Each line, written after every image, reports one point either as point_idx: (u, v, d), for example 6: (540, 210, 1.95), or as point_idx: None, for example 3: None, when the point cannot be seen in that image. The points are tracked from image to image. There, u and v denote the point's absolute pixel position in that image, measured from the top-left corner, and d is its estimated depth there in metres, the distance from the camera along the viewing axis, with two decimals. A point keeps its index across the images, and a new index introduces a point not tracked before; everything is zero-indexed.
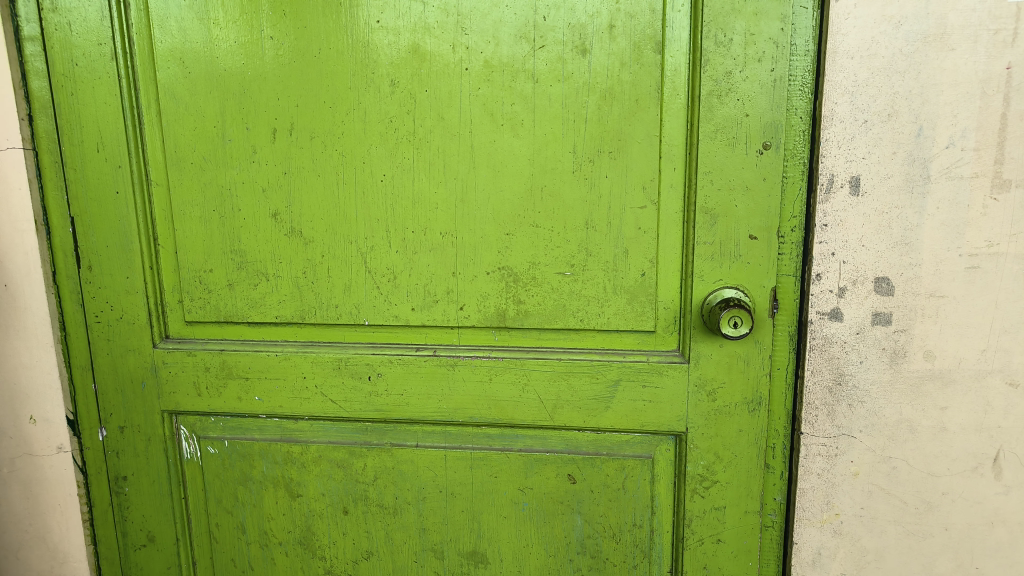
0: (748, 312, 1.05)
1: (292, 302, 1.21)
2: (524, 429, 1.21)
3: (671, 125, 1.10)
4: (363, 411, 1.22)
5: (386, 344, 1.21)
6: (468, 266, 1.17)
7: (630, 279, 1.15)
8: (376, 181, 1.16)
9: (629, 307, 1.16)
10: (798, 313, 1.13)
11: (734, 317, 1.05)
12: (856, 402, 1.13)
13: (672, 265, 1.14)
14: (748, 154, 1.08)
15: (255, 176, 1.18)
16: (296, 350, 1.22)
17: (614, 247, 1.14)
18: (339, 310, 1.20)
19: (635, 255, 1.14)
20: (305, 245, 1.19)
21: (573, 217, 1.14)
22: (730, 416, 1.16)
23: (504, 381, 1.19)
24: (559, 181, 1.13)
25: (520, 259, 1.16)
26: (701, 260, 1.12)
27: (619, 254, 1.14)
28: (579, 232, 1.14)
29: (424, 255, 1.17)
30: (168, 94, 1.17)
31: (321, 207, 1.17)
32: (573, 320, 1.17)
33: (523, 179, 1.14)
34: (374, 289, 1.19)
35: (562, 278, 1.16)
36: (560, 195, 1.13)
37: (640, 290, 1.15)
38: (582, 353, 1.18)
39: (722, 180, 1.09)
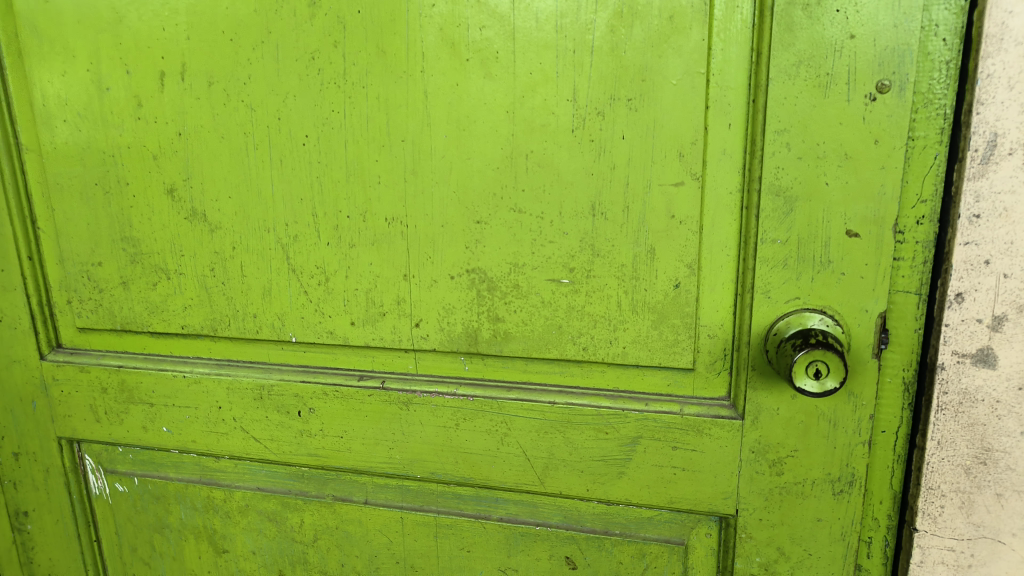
0: (840, 358, 0.67)
1: (200, 309, 0.90)
2: (505, 493, 0.88)
3: (726, 56, 0.69)
4: (295, 457, 0.93)
5: (321, 368, 0.89)
6: (425, 267, 0.82)
7: (657, 292, 0.77)
8: (295, 145, 0.81)
9: (654, 333, 0.79)
10: (920, 350, 0.73)
11: (816, 364, 0.67)
12: (1008, 492, 0.73)
13: (722, 273, 0.75)
14: (851, 101, 0.67)
15: (141, 138, 0.85)
16: (208, 372, 0.92)
17: (633, 245, 0.76)
18: (259, 322, 0.88)
19: (666, 257, 0.76)
20: (211, 232, 0.86)
21: (571, 199, 0.77)
22: (802, 499, 0.79)
23: (478, 429, 0.85)
24: (552, 145, 0.75)
25: (496, 259, 0.80)
26: (767, 268, 0.73)
27: (641, 255, 0.77)
28: (582, 222, 0.77)
29: (365, 250, 0.83)
30: (28, 27, 0.84)
31: (228, 181, 0.83)
32: (572, 349, 0.81)
33: (500, 142, 0.76)
34: (302, 294, 0.86)
35: (558, 288, 0.80)
36: (555, 164, 0.76)
37: (673, 309, 0.77)
38: (586, 395, 0.82)
39: (805, 144, 0.69)
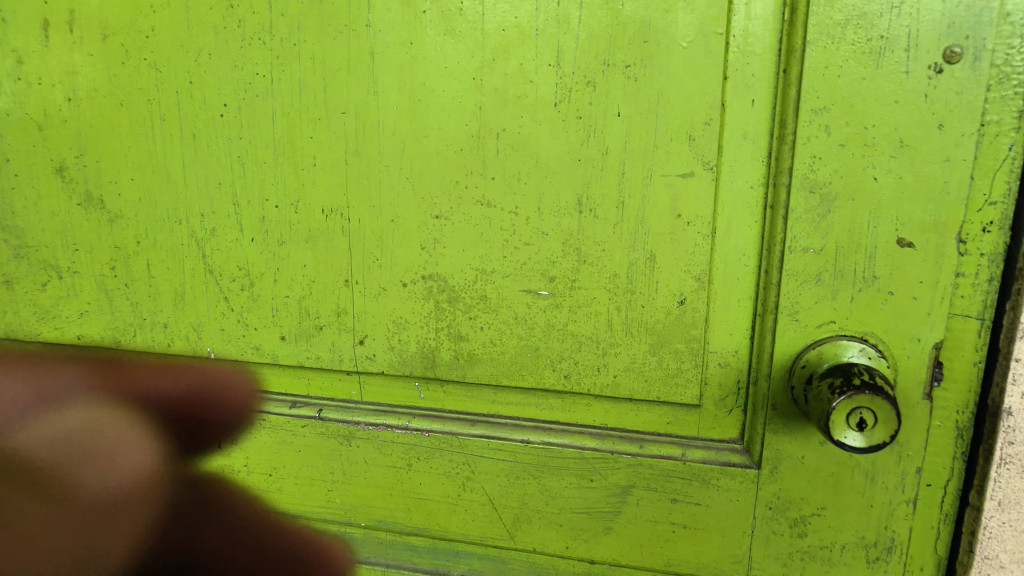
0: (892, 405, 0.52)
1: (99, 317, 0.76)
2: (469, 546, 0.73)
3: (750, 13, 0.55)
4: (217, 497, 0.78)
5: (246, 393, 0.76)
6: (371, 274, 0.69)
7: (657, 310, 0.63)
8: (213, 116, 0.68)
9: (652, 360, 0.64)
10: (979, 390, 0.58)
11: (862, 415, 0.53)
12: None
13: (738, 287, 0.61)
14: (909, 73, 0.52)
15: (28, 103, 0.71)
16: (111, 392, 0.78)
17: (628, 251, 0.62)
18: (170, 333, 0.75)
19: (670, 266, 0.61)
20: (110, 222, 0.73)
21: (553, 192, 0.62)
22: (829, 566, 0.65)
23: (438, 470, 0.71)
24: (529, 122, 0.61)
25: (459, 264, 0.66)
26: (795, 284, 0.58)
27: (639, 263, 0.62)
28: (565, 220, 0.62)
29: (296, 249, 0.70)
30: None
31: (129, 159, 0.71)
32: (551, 377, 0.67)
33: (458, 117, 0.63)
34: (220, 301, 0.73)
35: (535, 301, 0.65)
36: (533, 147, 0.62)
37: (676, 330, 0.63)
38: (567, 433, 0.68)
39: (849, 127, 0.54)
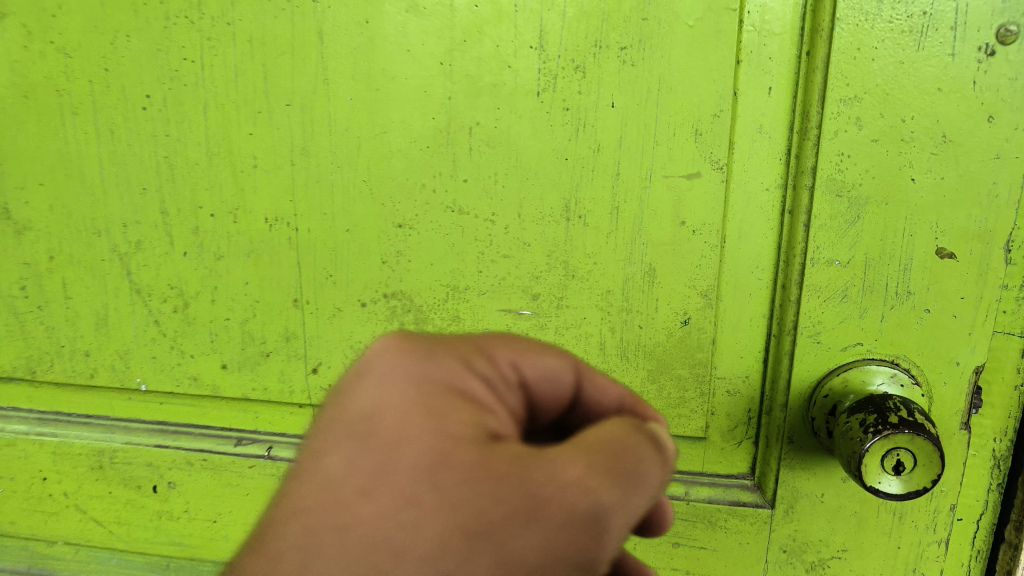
0: (934, 443, 0.44)
1: (13, 346, 0.69)
2: None
3: None
4: (158, 543, 0.71)
5: (184, 428, 0.69)
6: (322, 294, 0.61)
7: (657, 331, 0.55)
8: (135, 111, 0.59)
9: (651, 387, 0.56)
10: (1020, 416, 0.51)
11: (900, 456, 0.45)
12: None
13: (751, 304, 0.53)
14: (956, 56, 0.44)
15: None
16: (31, 429, 0.71)
17: (624, 264, 0.54)
18: (92, 363, 0.67)
19: (670, 281, 0.53)
20: (19, 235, 0.65)
21: (535, 196, 0.54)
22: None
23: None
24: (507, 115, 0.53)
25: (427, 280, 0.58)
26: (817, 301, 0.50)
27: (636, 278, 0.54)
28: (549, 229, 0.54)
29: (235, 264, 0.62)
30: None
31: (38, 163, 0.62)
32: None
33: (420, 110, 0.54)
34: (150, 326, 0.65)
35: (516, 321, 0.57)
36: (512, 144, 0.53)
37: (679, 354, 0.55)
38: None
39: (882, 119, 0.46)
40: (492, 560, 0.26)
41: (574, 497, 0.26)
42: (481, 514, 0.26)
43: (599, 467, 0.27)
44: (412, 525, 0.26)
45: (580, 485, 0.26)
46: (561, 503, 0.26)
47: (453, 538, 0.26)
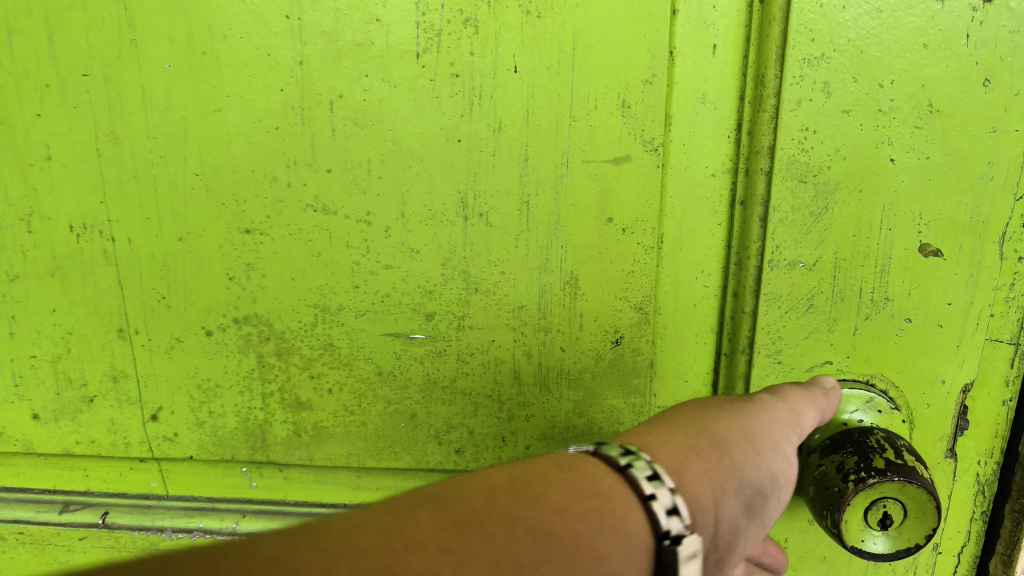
0: (929, 492, 0.35)
1: None
2: None
3: None
4: None
5: None
6: (157, 321, 0.47)
7: (582, 355, 0.44)
8: None
9: (577, 422, 0.45)
10: (1007, 434, 0.42)
11: (886, 509, 0.36)
12: None
13: (695, 317, 0.43)
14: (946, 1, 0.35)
15: None
16: None
17: (538, 273, 0.42)
18: None
19: (597, 293, 0.42)
20: None
21: (422, 189, 0.42)
22: None
23: None
24: (378, 84, 0.40)
25: (292, 299, 0.45)
26: (777, 313, 0.40)
27: (554, 291, 0.43)
28: (442, 231, 0.43)
29: (37, 288, 0.47)
30: None
31: None
32: (437, 450, 0.47)
33: (264, 80, 0.41)
34: None
35: (406, 348, 0.45)
36: (388, 122, 0.41)
37: (610, 381, 0.44)
38: None
39: (855, 84, 0.36)
40: (714, 436, 0.31)
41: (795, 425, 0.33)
42: (750, 426, 0.32)
43: (814, 398, 0.35)
44: (657, 426, 0.32)
45: (793, 416, 0.33)
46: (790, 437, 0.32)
47: (704, 437, 0.30)
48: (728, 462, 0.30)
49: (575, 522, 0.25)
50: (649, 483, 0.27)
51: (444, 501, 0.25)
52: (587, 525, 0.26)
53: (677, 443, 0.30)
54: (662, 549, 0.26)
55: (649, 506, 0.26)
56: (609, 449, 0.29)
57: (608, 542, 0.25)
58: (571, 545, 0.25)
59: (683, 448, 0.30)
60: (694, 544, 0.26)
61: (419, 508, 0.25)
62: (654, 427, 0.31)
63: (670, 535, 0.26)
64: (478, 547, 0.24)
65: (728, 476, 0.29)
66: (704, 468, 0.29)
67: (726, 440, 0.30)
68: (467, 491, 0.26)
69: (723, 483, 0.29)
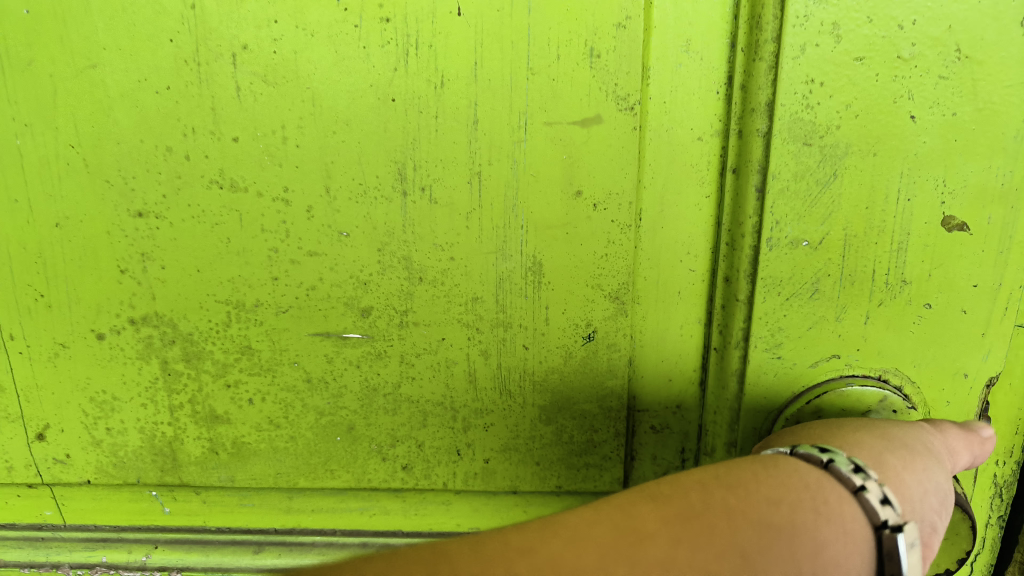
0: (964, 509, 0.30)
1: None
2: None
3: None
4: None
5: None
6: (34, 324, 0.39)
7: (549, 353, 0.37)
8: None
9: (544, 430, 0.39)
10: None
11: None
12: None
13: (680, 307, 0.36)
14: None
15: None
16: None
17: (494, 259, 0.36)
18: None
19: (564, 281, 0.36)
20: None
21: (350, 160, 0.34)
22: None
23: None
24: (290, 30, 0.32)
25: (199, 294, 0.38)
26: (777, 301, 0.34)
27: (514, 280, 0.36)
28: (377, 211, 0.35)
29: None
30: None
31: None
32: (381, 468, 0.41)
33: (146, 25, 0.33)
34: None
35: (340, 350, 0.38)
36: (304, 78, 0.33)
37: (582, 383, 0.38)
38: None
39: (870, 26, 0.30)
40: (897, 433, 0.28)
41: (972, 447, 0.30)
42: (928, 433, 0.29)
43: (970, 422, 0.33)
44: (832, 427, 0.29)
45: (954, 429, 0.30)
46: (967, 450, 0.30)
47: (888, 437, 0.28)
48: (922, 462, 0.27)
49: (794, 513, 0.22)
50: (856, 475, 0.24)
51: (667, 494, 0.22)
52: (806, 515, 0.22)
53: (867, 442, 0.27)
54: (881, 538, 0.23)
55: (861, 497, 0.23)
56: (801, 448, 0.26)
57: (827, 534, 0.22)
58: (797, 540, 0.21)
59: (877, 445, 0.27)
60: (916, 535, 0.23)
61: (638, 504, 0.22)
62: (834, 429, 0.29)
63: (888, 524, 0.23)
64: (711, 540, 0.20)
65: (921, 474, 0.26)
66: (901, 464, 0.26)
67: (912, 441, 0.28)
68: (678, 484, 0.23)
69: (924, 481, 0.26)
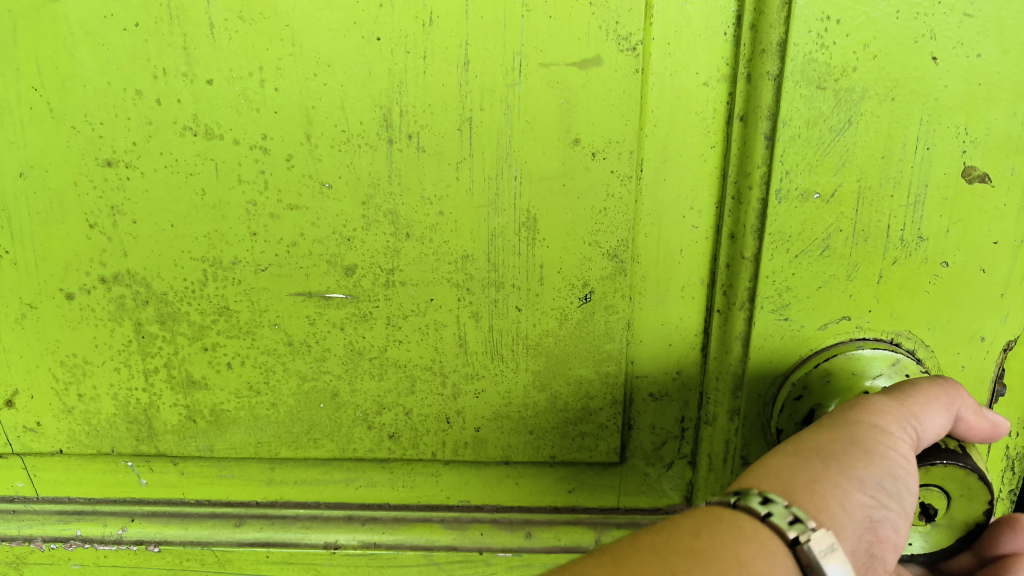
0: (963, 463, 0.27)
1: None
2: None
3: None
4: None
5: None
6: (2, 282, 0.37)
7: (543, 315, 0.35)
8: None
9: (537, 397, 0.37)
10: None
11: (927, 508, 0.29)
12: None
13: (682, 266, 0.34)
14: None
15: None
16: None
17: (485, 214, 0.33)
18: None
19: (560, 238, 0.34)
20: None
21: (333, 106, 0.32)
22: None
23: None
24: None
25: (173, 251, 0.36)
26: (785, 259, 0.32)
27: (506, 236, 0.34)
28: (361, 162, 0.33)
29: None
30: None
31: None
32: (365, 437, 0.39)
33: None
34: None
35: (321, 310, 0.36)
36: (284, 16, 0.31)
37: (577, 347, 0.36)
38: (399, 526, 0.41)
39: None
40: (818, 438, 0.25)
41: (933, 406, 0.27)
42: (873, 410, 0.26)
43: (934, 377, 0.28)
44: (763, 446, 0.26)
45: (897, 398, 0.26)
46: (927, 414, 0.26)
47: (806, 443, 0.25)
48: (840, 462, 0.24)
49: (709, 544, 0.21)
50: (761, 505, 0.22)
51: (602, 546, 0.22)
52: (723, 542, 0.22)
53: (783, 456, 0.25)
54: (799, 553, 0.21)
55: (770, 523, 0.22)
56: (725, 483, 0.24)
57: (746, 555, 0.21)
58: (720, 562, 0.21)
59: (790, 457, 0.24)
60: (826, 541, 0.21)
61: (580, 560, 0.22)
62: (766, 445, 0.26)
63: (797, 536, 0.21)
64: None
65: (845, 475, 0.24)
66: (813, 476, 0.24)
67: (827, 442, 0.25)
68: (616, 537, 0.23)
69: (844, 485, 0.23)
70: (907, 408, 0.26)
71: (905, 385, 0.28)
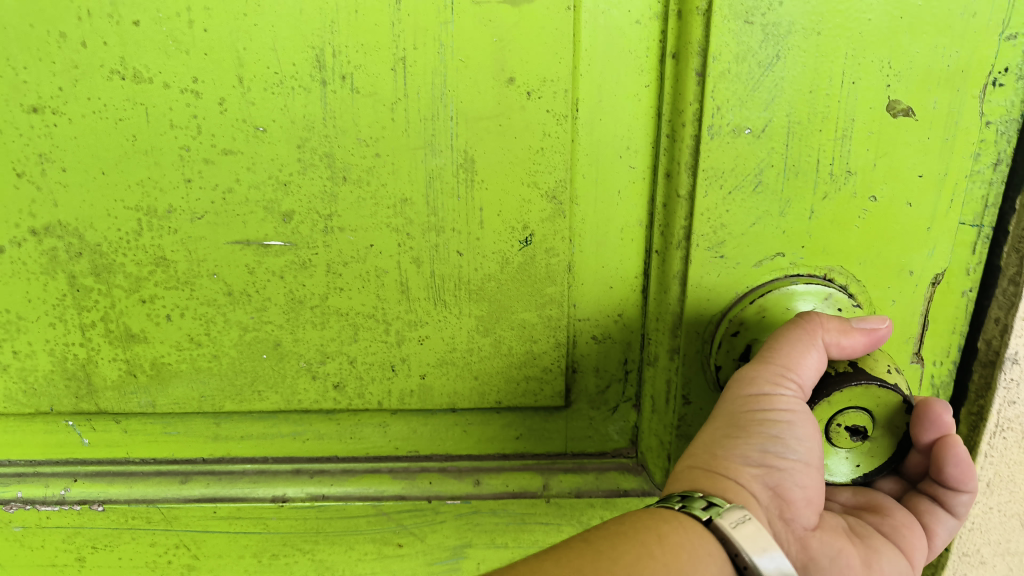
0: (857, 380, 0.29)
1: None
2: None
3: None
4: None
5: None
6: None
7: (484, 259, 0.35)
8: None
9: (481, 342, 0.37)
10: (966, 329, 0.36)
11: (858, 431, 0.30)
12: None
13: (620, 207, 0.35)
14: None
15: None
16: None
17: (423, 156, 0.33)
18: None
19: (498, 180, 0.34)
20: None
21: (262, 46, 0.31)
22: None
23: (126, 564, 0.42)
24: None
25: (103, 200, 0.34)
26: (720, 196, 0.32)
27: (445, 179, 0.34)
28: (294, 104, 0.32)
29: None
30: None
31: None
32: (310, 387, 0.38)
33: None
34: None
35: (260, 258, 0.36)
36: None
37: (518, 290, 0.36)
38: (347, 477, 0.41)
39: None
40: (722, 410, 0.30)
41: (799, 349, 0.29)
42: (747, 383, 0.30)
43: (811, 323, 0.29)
44: None
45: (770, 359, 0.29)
46: (795, 364, 0.28)
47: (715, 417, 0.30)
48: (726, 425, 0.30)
49: None
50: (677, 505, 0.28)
51: None
52: None
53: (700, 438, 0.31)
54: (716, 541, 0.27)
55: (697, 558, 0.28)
56: None
57: None
58: None
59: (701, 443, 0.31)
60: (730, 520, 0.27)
61: None
62: None
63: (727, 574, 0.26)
64: None
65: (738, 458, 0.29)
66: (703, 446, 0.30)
67: (719, 413, 0.30)
68: None
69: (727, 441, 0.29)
70: (776, 368, 0.29)
71: (775, 339, 0.30)
